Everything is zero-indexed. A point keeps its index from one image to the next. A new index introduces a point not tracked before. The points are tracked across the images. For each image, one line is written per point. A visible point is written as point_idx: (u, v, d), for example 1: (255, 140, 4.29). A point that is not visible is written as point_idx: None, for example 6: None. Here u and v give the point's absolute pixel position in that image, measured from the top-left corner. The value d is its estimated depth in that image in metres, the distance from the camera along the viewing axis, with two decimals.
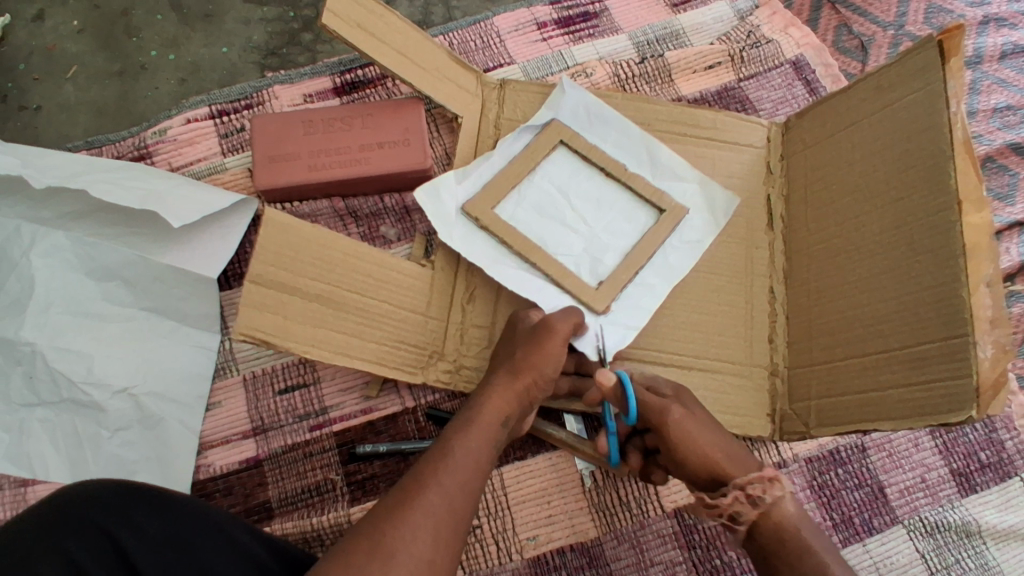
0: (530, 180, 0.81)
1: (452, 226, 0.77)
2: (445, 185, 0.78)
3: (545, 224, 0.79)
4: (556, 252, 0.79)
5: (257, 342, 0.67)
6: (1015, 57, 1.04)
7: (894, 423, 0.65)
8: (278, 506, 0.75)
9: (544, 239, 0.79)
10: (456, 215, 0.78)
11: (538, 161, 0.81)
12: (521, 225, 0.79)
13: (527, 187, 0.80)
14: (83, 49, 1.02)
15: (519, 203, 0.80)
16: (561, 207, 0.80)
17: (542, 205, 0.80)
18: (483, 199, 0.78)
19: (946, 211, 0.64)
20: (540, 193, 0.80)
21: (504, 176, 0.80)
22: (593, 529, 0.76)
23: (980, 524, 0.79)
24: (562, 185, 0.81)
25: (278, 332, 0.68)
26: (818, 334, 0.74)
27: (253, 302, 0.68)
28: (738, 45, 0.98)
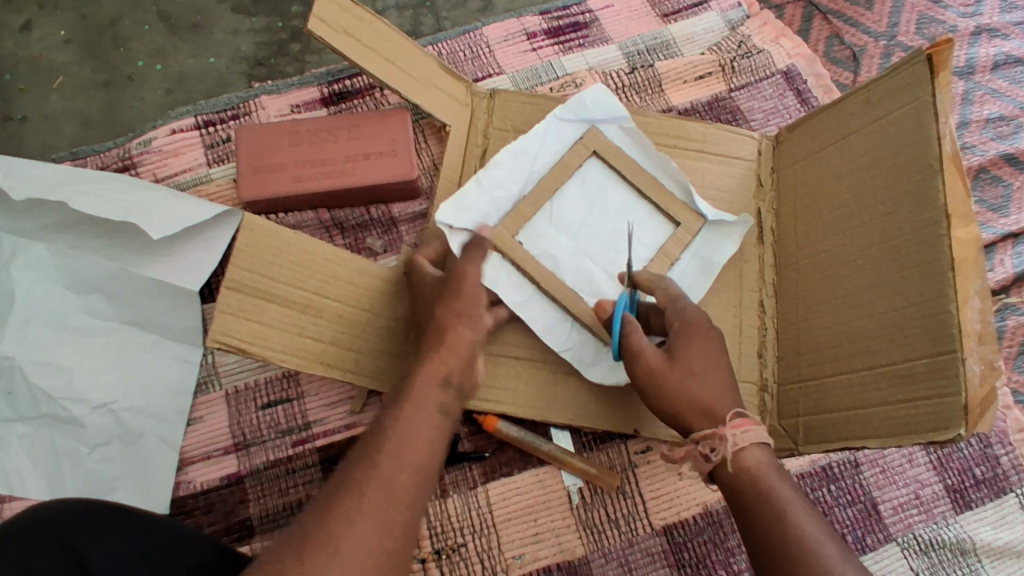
0: (625, 199, 0.79)
1: (566, 116, 0.79)
2: (624, 118, 0.79)
3: (580, 201, 0.78)
4: (548, 206, 0.77)
5: (233, 350, 0.66)
6: (1008, 67, 1.03)
7: (881, 440, 0.63)
8: (259, 523, 0.74)
9: (568, 190, 0.78)
10: (578, 118, 0.79)
11: (648, 206, 0.79)
12: (580, 173, 0.79)
13: (625, 189, 0.79)
14: (70, 59, 1.01)
15: (593, 178, 0.79)
16: (588, 211, 0.78)
17: (597, 202, 0.79)
18: (605, 148, 0.79)
19: (933, 224, 0.63)
20: (621, 209, 0.79)
21: (626, 160, 0.79)
22: (580, 547, 0.75)
23: (975, 541, 0.77)
24: (630, 233, 0.78)
25: (256, 338, 0.67)
26: (806, 350, 0.73)
27: (231, 307, 0.66)
28: (728, 55, 0.97)
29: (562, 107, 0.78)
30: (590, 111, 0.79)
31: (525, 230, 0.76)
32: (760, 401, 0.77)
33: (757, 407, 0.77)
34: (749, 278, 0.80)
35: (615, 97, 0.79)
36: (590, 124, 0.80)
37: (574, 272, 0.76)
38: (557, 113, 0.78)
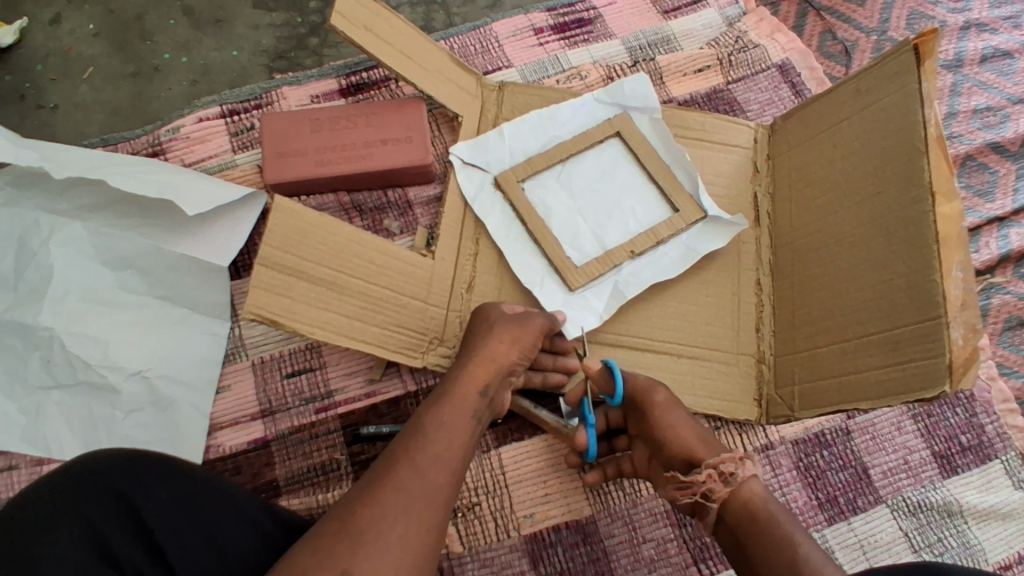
0: (635, 182, 0.86)
1: (604, 99, 0.88)
2: (654, 109, 0.87)
3: (589, 176, 0.86)
4: (560, 166, 0.86)
5: (265, 322, 0.70)
6: (995, 60, 1.08)
7: (871, 402, 0.68)
8: (284, 484, 0.78)
9: (585, 157, 0.86)
10: (614, 103, 0.88)
11: (655, 191, 0.85)
12: (601, 148, 0.87)
13: (637, 172, 0.86)
14: (98, 52, 1.07)
15: (609, 157, 0.86)
16: (594, 182, 0.85)
17: (609, 175, 0.86)
18: (630, 131, 0.87)
19: (920, 202, 0.68)
20: (631, 188, 0.85)
21: (647, 147, 0.86)
22: (587, 507, 0.79)
23: (961, 504, 0.82)
24: (628, 209, 0.85)
25: (286, 312, 0.71)
26: (801, 323, 0.78)
27: (263, 283, 0.70)
28: (726, 49, 1.02)
29: (602, 90, 0.88)
30: (626, 97, 0.88)
31: (532, 178, 0.85)
32: (758, 371, 0.81)
33: (755, 377, 0.82)
34: (747, 256, 0.85)
35: (652, 92, 0.88)
36: (624, 110, 0.88)
37: (565, 222, 0.84)
38: (593, 99, 0.88)
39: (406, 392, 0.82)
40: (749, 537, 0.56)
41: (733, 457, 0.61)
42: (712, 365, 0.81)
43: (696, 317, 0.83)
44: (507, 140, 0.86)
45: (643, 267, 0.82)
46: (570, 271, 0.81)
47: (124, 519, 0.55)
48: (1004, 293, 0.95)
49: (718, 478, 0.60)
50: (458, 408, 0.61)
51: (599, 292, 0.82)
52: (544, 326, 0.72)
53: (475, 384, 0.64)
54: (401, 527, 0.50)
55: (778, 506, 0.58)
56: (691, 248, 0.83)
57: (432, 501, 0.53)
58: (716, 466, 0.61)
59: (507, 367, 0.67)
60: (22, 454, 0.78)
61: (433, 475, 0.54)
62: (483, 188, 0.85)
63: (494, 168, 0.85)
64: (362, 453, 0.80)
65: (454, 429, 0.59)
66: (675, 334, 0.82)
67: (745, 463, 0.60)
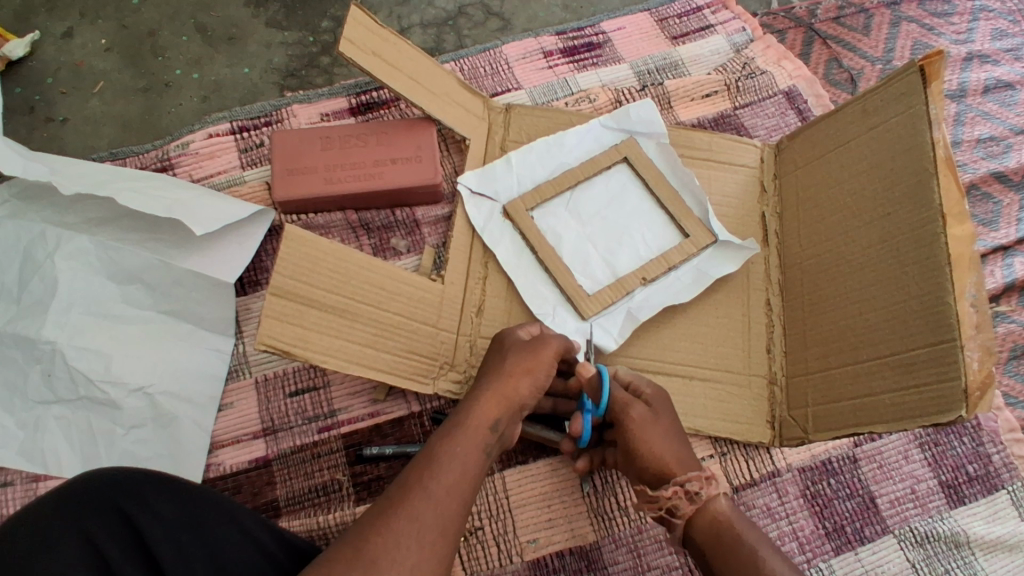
0: (643, 207, 0.86)
1: (611, 124, 0.88)
2: (662, 134, 0.87)
3: (599, 199, 0.86)
4: (568, 192, 0.86)
5: (278, 352, 0.70)
6: (998, 91, 1.10)
7: (887, 426, 0.68)
8: (285, 504, 0.77)
9: (596, 182, 0.86)
10: (621, 127, 0.88)
11: (663, 216, 0.85)
12: (610, 173, 0.87)
13: (645, 196, 0.86)
14: (110, 67, 1.07)
15: (618, 182, 0.87)
16: (604, 207, 0.86)
17: (618, 201, 0.86)
18: (637, 155, 0.87)
19: (931, 222, 0.68)
20: (640, 213, 0.86)
21: (655, 173, 0.86)
22: (591, 533, 0.78)
23: (969, 535, 0.81)
24: (638, 232, 0.85)
25: (298, 341, 0.71)
26: (813, 344, 0.78)
27: (273, 312, 0.70)
28: (734, 75, 1.03)
29: (609, 115, 0.89)
30: (632, 122, 0.88)
31: (542, 205, 0.85)
32: (770, 393, 0.81)
33: (767, 399, 0.81)
34: (756, 276, 0.85)
35: (659, 115, 0.87)
36: (631, 134, 0.88)
37: (575, 248, 0.84)
38: (600, 122, 0.88)
39: (410, 413, 0.82)
40: (715, 555, 0.58)
41: (700, 476, 0.62)
42: (723, 388, 0.81)
43: (705, 340, 0.82)
44: (515, 162, 0.86)
45: (657, 293, 0.82)
46: (583, 299, 0.81)
47: (126, 536, 0.54)
48: (1010, 322, 0.95)
49: (684, 496, 0.61)
50: (470, 435, 0.60)
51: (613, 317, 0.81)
52: (559, 349, 0.70)
53: (485, 411, 0.63)
54: (413, 556, 0.50)
55: (745, 523, 0.60)
56: (699, 274, 0.83)
57: (445, 531, 0.52)
58: (682, 483, 0.62)
59: (518, 401, 0.65)
60: (20, 469, 0.77)
61: (445, 502, 0.54)
62: (493, 219, 0.85)
63: (503, 198, 0.85)
64: (364, 474, 0.79)
65: (466, 456, 0.58)
66: (685, 356, 0.82)
67: (709, 482, 0.62)
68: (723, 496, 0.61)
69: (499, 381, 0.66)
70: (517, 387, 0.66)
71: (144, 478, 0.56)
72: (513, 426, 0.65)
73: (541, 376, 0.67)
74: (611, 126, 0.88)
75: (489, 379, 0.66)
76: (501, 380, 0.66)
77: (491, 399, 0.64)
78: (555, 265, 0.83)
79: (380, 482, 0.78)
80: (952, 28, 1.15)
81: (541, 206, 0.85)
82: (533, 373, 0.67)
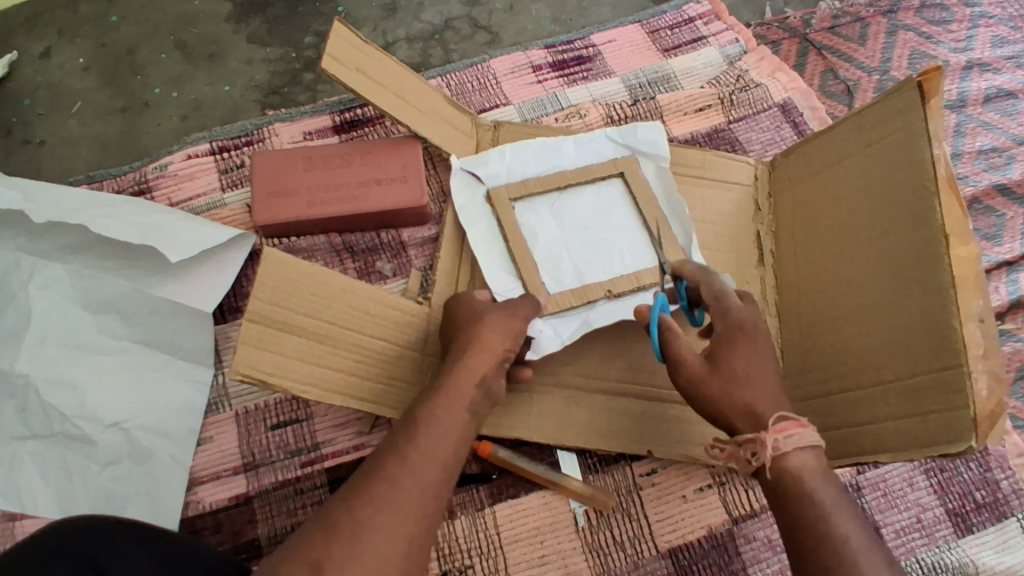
0: (627, 224, 0.82)
1: (613, 137, 0.85)
2: (661, 158, 0.84)
3: (586, 208, 0.82)
4: (553, 197, 0.83)
5: (253, 381, 0.67)
6: (998, 100, 1.07)
7: (892, 455, 0.65)
8: (267, 544, 0.74)
9: (588, 193, 0.83)
10: (624, 143, 0.85)
11: (647, 239, 0.81)
12: (601, 185, 0.83)
13: (631, 214, 0.82)
14: (88, 86, 1.04)
15: (602, 198, 0.83)
16: (590, 222, 0.82)
17: (604, 215, 0.82)
18: (632, 172, 0.83)
19: (933, 243, 0.66)
20: (626, 231, 0.81)
21: (644, 190, 0.82)
22: (586, 569, 0.75)
23: (978, 565, 0.78)
24: (623, 248, 0.81)
25: (275, 369, 0.68)
26: (813, 369, 0.75)
27: (249, 339, 0.67)
28: (727, 88, 1.01)
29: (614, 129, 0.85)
30: (636, 140, 0.84)
31: (523, 198, 0.82)
32: None
33: None
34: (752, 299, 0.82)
35: (663, 140, 0.84)
36: (632, 152, 0.85)
37: (548, 252, 0.80)
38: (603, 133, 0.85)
39: None
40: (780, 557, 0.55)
41: (750, 437, 0.57)
42: None
43: None
44: (510, 153, 0.83)
45: (621, 310, 0.78)
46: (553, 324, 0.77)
47: None
48: (1015, 341, 0.92)
49: (742, 457, 0.58)
50: (438, 425, 0.57)
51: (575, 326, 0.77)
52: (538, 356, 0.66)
53: (449, 401, 0.59)
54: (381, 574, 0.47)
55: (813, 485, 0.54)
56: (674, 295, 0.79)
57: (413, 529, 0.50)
58: (739, 443, 0.58)
59: None
60: None
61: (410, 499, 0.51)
62: (472, 203, 0.82)
63: (489, 183, 0.83)
64: None
65: (436, 449, 0.55)
66: None
67: (761, 444, 0.56)
68: (801, 452, 0.56)
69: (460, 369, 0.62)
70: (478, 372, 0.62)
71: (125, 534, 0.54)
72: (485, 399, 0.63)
73: None
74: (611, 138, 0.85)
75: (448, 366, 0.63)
76: (463, 366, 0.62)
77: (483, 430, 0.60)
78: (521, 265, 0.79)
79: None
80: (951, 36, 1.13)
81: (526, 200, 0.82)
82: None
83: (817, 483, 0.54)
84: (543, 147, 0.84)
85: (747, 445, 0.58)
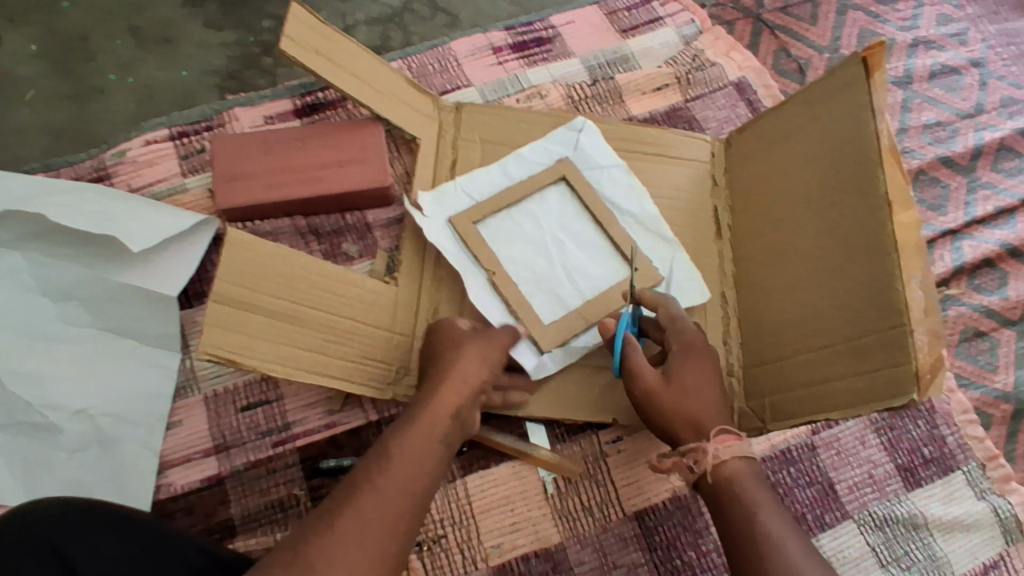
0: (591, 239, 0.83)
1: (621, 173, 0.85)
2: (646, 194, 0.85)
3: (557, 215, 0.83)
4: (507, 182, 0.84)
5: (222, 361, 0.67)
6: (943, 76, 1.11)
7: (842, 413, 0.68)
8: (240, 523, 0.75)
9: (549, 194, 0.84)
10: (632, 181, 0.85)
11: (601, 253, 0.82)
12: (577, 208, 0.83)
13: (594, 231, 0.83)
14: (42, 74, 1.02)
15: (555, 204, 0.84)
16: (544, 222, 0.83)
17: (572, 227, 0.83)
18: (575, 178, 0.84)
19: (876, 211, 0.69)
20: (592, 252, 0.82)
21: (597, 199, 0.84)
22: (556, 534, 0.77)
23: (926, 517, 0.83)
24: (574, 262, 0.81)
25: (244, 350, 0.68)
26: (769, 335, 0.78)
27: (217, 321, 0.67)
28: (683, 68, 1.03)
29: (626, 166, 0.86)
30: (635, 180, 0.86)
31: (486, 219, 0.82)
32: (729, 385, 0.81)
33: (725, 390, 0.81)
34: (711, 271, 0.85)
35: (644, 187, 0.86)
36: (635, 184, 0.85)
37: (501, 232, 0.82)
38: (581, 126, 0.86)
39: (367, 422, 0.80)
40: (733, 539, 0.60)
41: (693, 447, 0.63)
42: None
43: None
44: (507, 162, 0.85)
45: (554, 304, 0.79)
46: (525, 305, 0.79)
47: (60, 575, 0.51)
48: (960, 305, 0.97)
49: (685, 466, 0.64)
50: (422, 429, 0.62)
51: (482, 296, 0.78)
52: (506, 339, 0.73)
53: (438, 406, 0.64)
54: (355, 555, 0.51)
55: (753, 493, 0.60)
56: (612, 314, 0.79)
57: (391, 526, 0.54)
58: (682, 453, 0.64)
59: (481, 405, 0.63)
60: None
61: (393, 499, 0.56)
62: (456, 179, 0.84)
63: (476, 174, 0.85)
64: (322, 488, 0.77)
65: (416, 452, 0.60)
66: None
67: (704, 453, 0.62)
68: (741, 461, 0.62)
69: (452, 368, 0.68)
70: (470, 374, 0.68)
71: (93, 517, 0.54)
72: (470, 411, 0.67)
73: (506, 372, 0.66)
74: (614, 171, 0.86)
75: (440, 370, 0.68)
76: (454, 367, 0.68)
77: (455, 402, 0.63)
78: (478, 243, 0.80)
79: None
80: (897, 14, 1.17)
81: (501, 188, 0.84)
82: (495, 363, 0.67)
83: (752, 488, 0.60)
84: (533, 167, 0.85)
85: (689, 454, 0.64)
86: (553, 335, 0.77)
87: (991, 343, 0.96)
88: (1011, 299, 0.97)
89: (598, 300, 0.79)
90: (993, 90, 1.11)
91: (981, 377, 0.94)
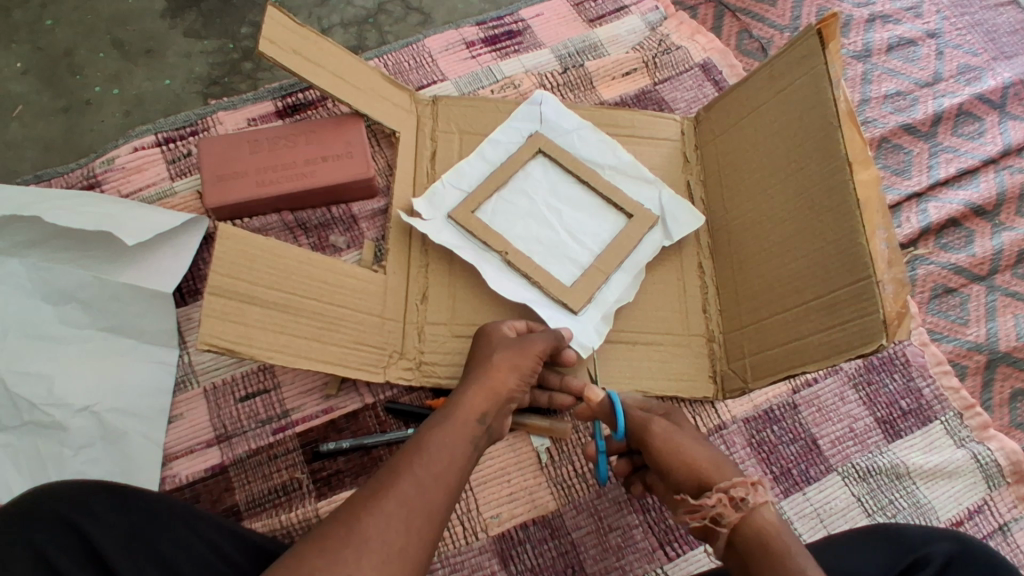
0: (582, 199, 0.88)
1: (591, 136, 0.90)
2: (617, 150, 0.89)
3: (544, 184, 0.88)
4: (489, 166, 0.88)
5: (220, 351, 0.69)
6: (901, 48, 1.16)
7: (817, 364, 0.71)
8: (246, 509, 0.77)
9: (532, 168, 0.89)
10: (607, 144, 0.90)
11: (602, 207, 0.88)
12: (566, 180, 0.89)
13: (584, 194, 0.88)
14: (27, 89, 1.05)
15: (541, 175, 0.89)
16: (535, 191, 0.88)
17: (558, 191, 0.88)
18: (551, 146, 0.89)
19: (839, 172, 0.73)
20: (588, 210, 0.88)
21: (574, 160, 0.89)
22: (552, 502, 0.80)
23: (908, 465, 0.86)
24: (572, 221, 0.87)
25: (241, 339, 0.70)
26: (745, 300, 0.81)
27: (214, 312, 0.69)
28: (651, 52, 1.07)
29: (591, 125, 0.91)
30: (601, 140, 0.90)
31: (481, 206, 0.85)
32: (710, 350, 0.84)
33: (706, 355, 0.84)
34: (687, 243, 0.88)
35: (607, 137, 0.90)
36: (610, 144, 0.90)
37: (497, 207, 0.86)
38: (540, 99, 0.91)
39: (364, 405, 0.83)
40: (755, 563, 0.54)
41: (744, 482, 0.57)
42: (665, 349, 0.84)
43: (645, 305, 0.85)
44: (487, 144, 0.89)
45: (569, 268, 0.85)
46: (535, 271, 0.83)
47: (76, 547, 0.53)
48: (928, 264, 1.01)
49: (729, 504, 0.57)
50: (456, 425, 0.61)
51: (499, 276, 0.82)
52: (542, 345, 0.72)
53: (470, 402, 0.64)
54: (399, 536, 0.51)
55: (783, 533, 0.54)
56: (626, 261, 0.85)
57: (428, 513, 0.54)
58: (726, 490, 0.58)
59: (480, 387, 0.65)
60: None
61: (418, 470, 0.56)
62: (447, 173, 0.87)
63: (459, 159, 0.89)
64: (323, 470, 0.79)
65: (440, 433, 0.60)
66: (635, 322, 0.85)
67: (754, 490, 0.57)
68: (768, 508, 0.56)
69: (485, 373, 0.67)
70: (506, 379, 0.67)
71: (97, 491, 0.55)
72: (500, 419, 0.66)
73: (521, 365, 0.69)
74: (581, 134, 0.90)
75: (475, 373, 0.67)
76: (488, 372, 0.67)
77: (477, 391, 0.65)
78: (477, 224, 0.84)
79: (340, 476, 0.79)
80: None
81: (484, 165, 0.88)
82: (519, 368, 0.68)
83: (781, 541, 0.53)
84: (509, 140, 0.90)
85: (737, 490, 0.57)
86: (580, 294, 0.82)
87: (961, 297, 1.00)
88: (978, 256, 1.01)
89: (608, 252, 0.85)
90: (950, 58, 1.15)
91: (954, 331, 0.98)
